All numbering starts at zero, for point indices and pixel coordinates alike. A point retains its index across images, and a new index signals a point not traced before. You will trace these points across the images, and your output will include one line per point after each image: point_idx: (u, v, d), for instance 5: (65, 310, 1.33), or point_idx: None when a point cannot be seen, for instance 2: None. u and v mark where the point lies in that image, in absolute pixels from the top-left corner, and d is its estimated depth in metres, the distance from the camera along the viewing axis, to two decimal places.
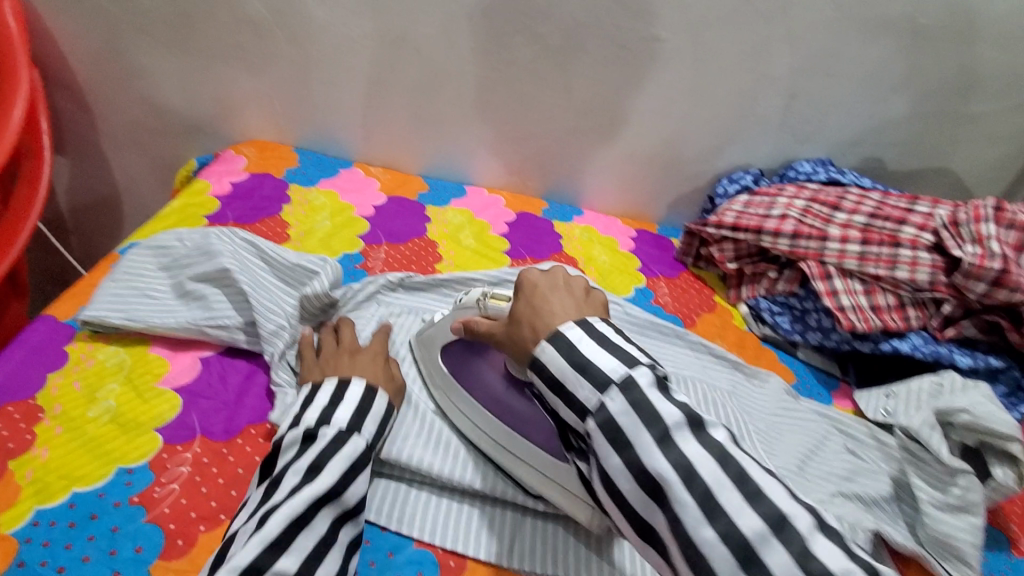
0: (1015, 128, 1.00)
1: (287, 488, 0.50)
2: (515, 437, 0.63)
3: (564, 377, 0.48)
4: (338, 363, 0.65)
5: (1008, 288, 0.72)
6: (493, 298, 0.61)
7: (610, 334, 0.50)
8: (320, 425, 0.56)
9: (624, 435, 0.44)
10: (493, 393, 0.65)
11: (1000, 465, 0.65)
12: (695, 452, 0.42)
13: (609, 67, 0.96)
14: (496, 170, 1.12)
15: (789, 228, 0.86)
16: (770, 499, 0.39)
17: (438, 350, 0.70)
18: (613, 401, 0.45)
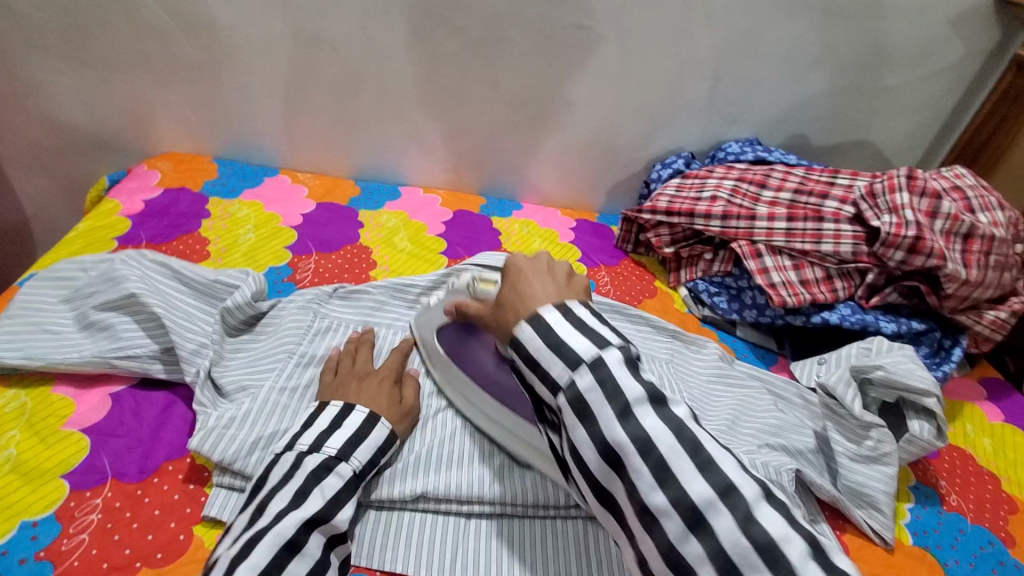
0: (927, 99, 1.04)
1: (273, 511, 0.48)
2: (508, 413, 0.62)
3: (535, 352, 0.44)
4: (346, 389, 0.63)
5: (924, 254, 0.74)
6: (481, 282, 0.68)
7: (589, 318, 0.46)
8: (311, 452, 0.54)
9: (586, 404, 0.42)
10: (484, 370, 0.64)
11: (918, 419, 0.67)
12: (653, 426, 0.40)
13: (534, 57, 0.95)
14: (430, 168, 1.09)
15: (719, 209, 0.87)
16: (720, 468, 0.38)
17: (436, 331, 0.71)
18: (583, 379, 0.42)
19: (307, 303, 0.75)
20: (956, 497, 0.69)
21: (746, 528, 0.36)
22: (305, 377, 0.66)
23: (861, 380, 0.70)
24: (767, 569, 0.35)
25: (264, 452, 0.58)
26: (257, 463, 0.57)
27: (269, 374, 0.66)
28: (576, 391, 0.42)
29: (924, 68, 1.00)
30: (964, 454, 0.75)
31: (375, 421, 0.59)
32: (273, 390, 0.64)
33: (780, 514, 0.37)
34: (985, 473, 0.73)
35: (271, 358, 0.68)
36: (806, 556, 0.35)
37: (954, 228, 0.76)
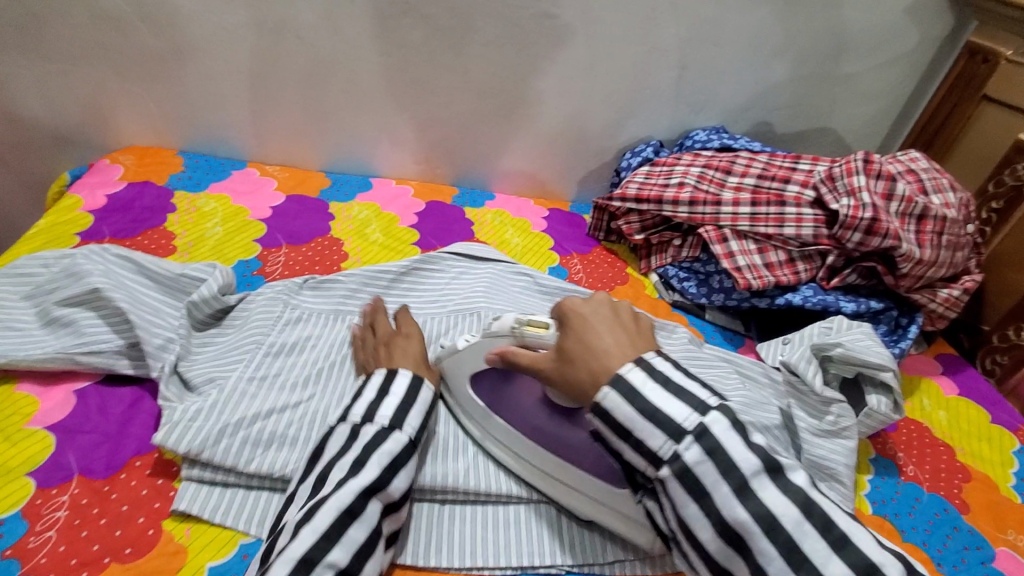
0: (884, 86, 1.07)
1: (334, 481, 0.50)
2: (565, 467, 0.57)
3: (627, 421, 0.46)
4: (378, 359, 0.63)
5: (880, 235, 0.77)
6: (530, 325, 0.56)
7: (673, 373, 0.48)
8: (364, 423, 0.54)
9: (694, 475, 0.44)
10: (533, 422, 0.58)
11: (876, 394, 0.70)
12: (776, 500, 0.42)
13: (503, 46, 0.95)
14: (402, 160, 1.09)
15: (686, 195, 0.89)
16: (857, 545, 0.41)
17: (468, 379, 0.62)
18: (688, 451, 0.44)
19: (277, 296, 0.75)
20: (913, 467, 0.72)
21: None
22: (276, 365, 0.66)
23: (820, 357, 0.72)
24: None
25: (231, 439, 0.57)
26: (224, 453, 0.56)
27: (235, 367, 0.65)
28: (682, 463, 0.44)
29: (881, 56, 1.03)
30: (920, 426, 0.79)
31: (421, 383, 0.59)
32: (240, 379, 0.63)
33: None
34: (940, 444, 0.76)
35: (240, 349, 0.68)
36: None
37: (908, 210, 0.79)
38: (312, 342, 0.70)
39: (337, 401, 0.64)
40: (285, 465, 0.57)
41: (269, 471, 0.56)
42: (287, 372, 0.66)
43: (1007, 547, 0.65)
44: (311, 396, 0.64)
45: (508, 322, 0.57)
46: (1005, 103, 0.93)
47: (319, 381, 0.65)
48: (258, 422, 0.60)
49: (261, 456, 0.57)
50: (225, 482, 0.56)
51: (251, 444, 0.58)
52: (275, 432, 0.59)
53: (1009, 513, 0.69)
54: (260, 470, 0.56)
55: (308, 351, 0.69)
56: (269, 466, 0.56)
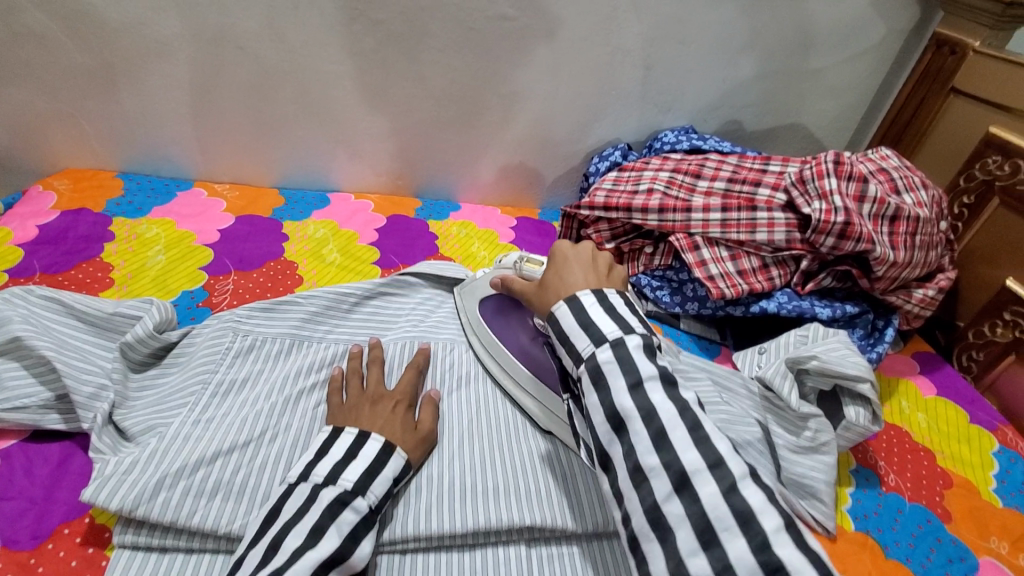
0: (853, 80, 1.05)
1: (287, 551, 0.45)
2: (532, 378, 0.67)
3: (567, 328, 0.50)
4: (359, 415, 0.59)
5: (853, 239, 0.74)
6: (528, 262, 0.69)
7: (620, 305, 0.50)
8: (326, 484, 0.51)
9: (602, 373, 0.46)
10: (519, 343, 0.70)
11: (854, 405, 0.68)
12: (660, 401, 0.44)
13: (459, 51, 0.90)
14: (361, 172, 1.04)
15: (655, 202, 0.86)
16: (714, 444, 0.41)
17: (478, 300, 0.77)
18: (603, 352, 0.47)
19: (224, 324, 0.69)
20: (894, 476, 0.71)
21: (727, 496, 0.39)
22: (225, 409, 0.61)
23: (796, 371, 0.70)
24: (741, 532, 0.38)
25: (171, 491, 0.52)
26: (163, 507, 0.51)
27: (178, 413, 0.60)
28: (596, 363, 0.47)
29: (849, 50, 1.01)
30: (899, 430, 0.77)
31: (392, 452, 0.56)
32: (183, 425, 0.58)
33: (764, 492, 0.39)
34: (920, 449, 0.75)
35: (183, 392, 0.62)
36: (777, 526, 0.37)
37: (881, 211, 0.77)
38: (263, 378, 0.65)
39: (290, 445, 0.59)
40: (232, 519, 0.51)
41: (215, 528, 0.51)
42: (235, 411, 0.61)
43: (990, 556, 0.64)
44: (261, 439, 0.58)
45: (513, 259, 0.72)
46: (973, 95, 0.91)
47: (273, 419, 0.61)
48: (201, 470, 0.54)
49: (204, 509, 0.52)
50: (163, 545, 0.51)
51: (194, 495, 0.52)
52: (221, 481, 0.54)
53: (991, 519, 0.68)
54: (206, 526, 0.50)
55: (258, 388, 0.64)
56: (214, 522, 0.51)
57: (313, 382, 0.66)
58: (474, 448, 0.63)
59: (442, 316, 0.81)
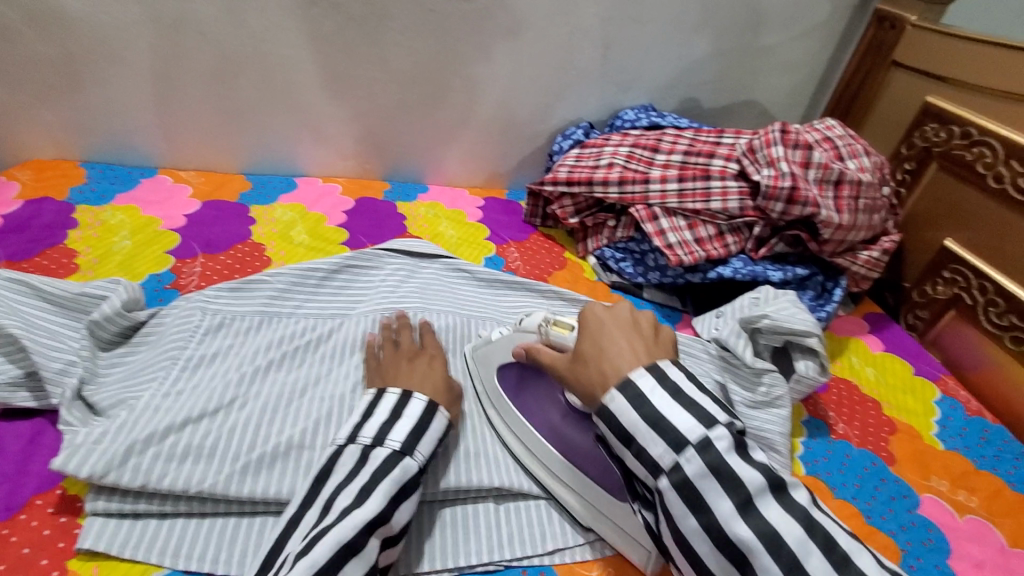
0: (803, 57, 1.09)
1: (337, 509, 0.48)
2: (569, 468, 0.59)
3: (629, 426, 0.47)
4: (393, 371, 0.63)
5: (800, 203, 0.79)
6: (556, 325, 0.60)
7: (685, 385, 0.48)
8: (375, 445, 0.53)
9: (697, 488, 0.44)
10: (550, 423, 0.61)
11: (804, 359, 0.71)
12: (780, 518, 0.42)
13: (422, 33, 0.92)
14: (327, 157, 1.05)
15: (615, 175, 0.89)
16: (857, 566, 0.40)
17: (494, 369, 0.66)
18: (688, 463, 0.44)
19: (193, 303, 0.70)
20: (843, 425, 0.75)
21: None
22: (195, 381, 0.62)
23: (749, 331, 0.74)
24: None
25: (141, 457, 0.54)
26: (133, 473, 0.53)
27: (147, 386, 0.61)
28: (682, 475, 0.44)
29: (797, 28, 1.05)
30: (849, 384, 0.82)
31: (433, 413, 0.57)
32: (153, 397, 0.59)
33: None
34: (868, 400, 0.79)
35: (152, 368, 0.63)
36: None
37: (826, 176, 0.81)
38: (234, 352, 0.67)
39: (260, 412, 0.61)
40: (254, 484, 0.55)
41: (240, 494, 0.54)
42: (207, 381, 0.62)
43: (931, 493, 0.68)
44: (231, 406, 0.60)
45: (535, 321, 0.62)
46: (912, 67, 0.96)
47: (240, 390, 0.62)
48: (171, 437, 0.56)
49: (175, 472, 0.54)
50: (151, 507, 0.53)
51: (164, 460, 0.54)
52: (191, 446, 0.56)
53: (934, 460, 0.72)
54: (174, 487, 0.53)
55: (227, 361, 0.65)
56: (184, 483, 0.53)
57: (280, 353, 0.67)
58: None
59: (415, 285, 0.81)
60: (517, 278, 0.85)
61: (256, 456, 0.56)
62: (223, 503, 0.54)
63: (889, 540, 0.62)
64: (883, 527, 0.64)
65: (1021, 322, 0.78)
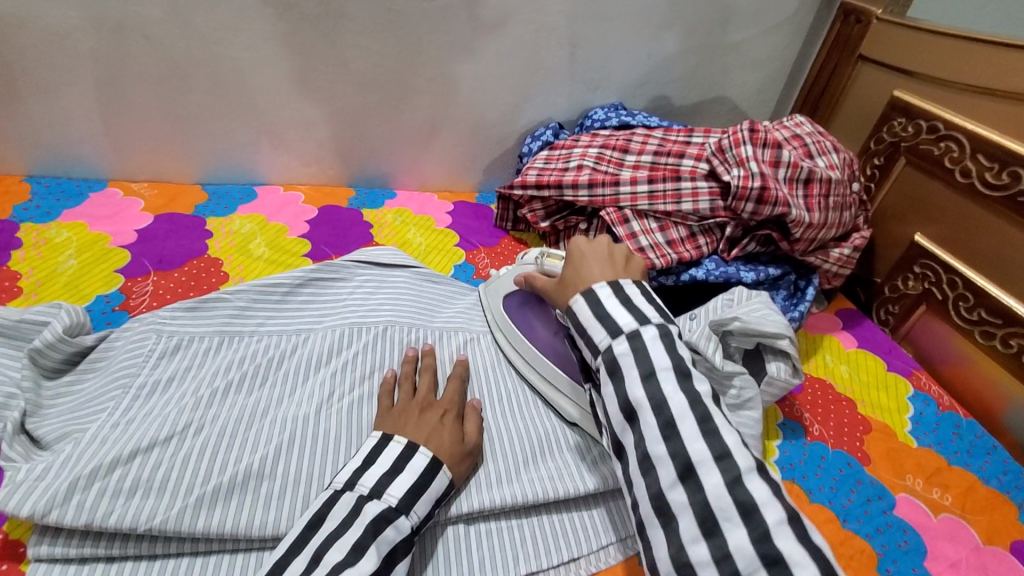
0: (772, 52, 1.08)
1: (326, 565, 0.45)
2: (555, 372, 0.67)
3: (584, 320, 0.51)
4: (406, 422, 0.58)
5: (770, 203, 0.77)
6: (549, 258, 0.71)
7: (637, 297, 0.52)
8: (369, 498, 0.50)
9: (616, 364, 0.47)
10: (540, 339, 0.70)
11: (775, 360, 0.71)
12: (671, 391, 0.44)
13: (381, 33, 0.88)
14: (288, 164, 1.01)
15: (585, 177, 0.87)
16: (721, 435, 0.42)
17: (502, 297, 0.77)
18: (619, 345, 0.48)
19: (147, 324, 0.66)
20: (818, 426, 0.75)
21: (732, 488, 0.40)
22: (146, 409, 0.58)
23: (718, 332, 0.71)
24: (742, 523, 0.38)
25: (85, 494, 0.50)
26: (77, 511, 0.49)
27: (95, 417, 0.57)
28: (612, 355, 0.48)
29: (766, 23, 1.03)
30: (823, 383, 0.81)
31: (437, 469, 0.54)
32: (101, 428, 0.55)
33: (769, 486, 0.40)
34: (842, 399, 0.79)
35: (102, 397, 0.59)
36: (781, 519, 0.38)
37: (795, 175, 0.81)
38: (190, 376, 0.63)
39: (218, 436, 0.57)
40: (242, 523, 0.51)
41: (228, 532, 0.50)
42: (163, 408, 0.59)
43: (906, 493, 0.68)
44: (185, 433, 0.57)
45: (534, 255, 0.76)
46: (879, 62, 0.96)
47: (197, 413, 0.59)
48: (119, 470, 0.52)
49: (124, 508, 0.50)
50: (107, 548, 0.49)
51: (111, 495, 0.50)
52: (141, 479, 0.52)
53: (907, 459, 0.72)
54: (122, 525, 0.49)
55: (184, 386, 0.62)
56: (132, 520, 0.49)
57: (240, 373, 0.64)
58: None
59: (385, 295, 0.78)
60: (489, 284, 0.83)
61: (214, 487, 0.52)
62: (178, 542, 0.51)
63: (866, 544, 0.62)
64: (860, 531, 0.63)
65: (991, 317, 0.78)
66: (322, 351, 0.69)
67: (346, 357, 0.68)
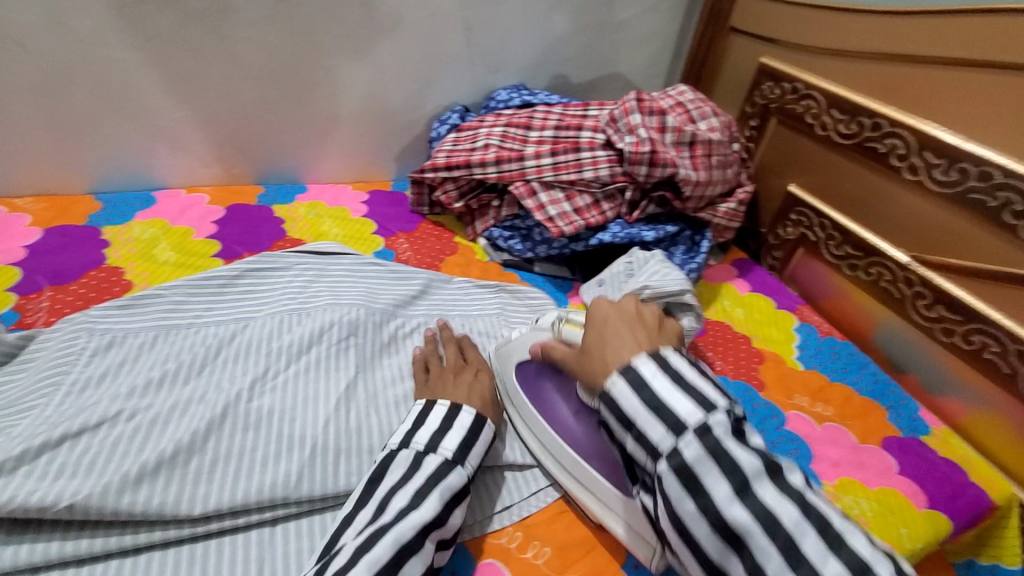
0: (656, 28, 1.16)
1: (394, 509, 0.49)
2: (582, 466, 0.59)
3: (630, 411, 0.50)
4: (442, 386, 0.63)
5: (661, 165, 0.85)
6: (569, 323, 0.64)
7: (683, 372, 0.52)
8: (427, 453, 0.55)
9: (694, 475, 0.46)
10: (562, 419, 0.63)
11: (687, 316, 0.77)
12: (774, 500, 0.45)
13: (274, 24, 0.87)
14: (188, 166, 0.98)
15: (491, 155, 0.90)
16: (850, 545, 0.43)
17: (515, 366, 0.67)
18: (688, 448, 0.47)
19: (78, 325, 0.64)
20: (719, 361, 0.83)
21: None
22: (80, 403, 0.56)
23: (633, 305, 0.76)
24: None
25: (11, 477, 0.48)
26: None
27: (26, 415, 0.55)
28: (681, 459, 0.47)
29: (647, 1, 1.11)
30: (723, 325, 0.90)
31: (482, 425, 0.59)
32: (31, 425, 0.53)
33: None
34: (739, 336, 0.88)
35: (30, 396, 0.57)
36: None
37: (680, 138, 0.88)
38: (125, 370, 0.61)
39: (150, 424, 0.56)
40: (180, 501, 0.51)
41: (157, 511, 0.50)
42: (101, 399, 0.57)
43: (796, 410, 0.77)
44: (117, 419, 0.56)
45: (549, 321, 0.66)
46: (747, 33, 1.07)
47: (136, 401, 0.58)
48: (46, 455, 0.51)
49: (49, 489, 0.49)
50: (33, 540, 0.48)
51: (36, 479, 0.49)
52: (68, 463, 0.51)
53: (795, 380, 0.82)
54: (42, 503, 0.47)
55: (120, 380, 0.60)
56: (55, 498, 0.48)
57: (177, 364, 0.62)
58: (349, 413, 0.62)
59: (325, 284, 0.78)
60: (439, 275, 0.85)
61: (142, 463, 0.52)
62: (111, 527, 0.50)
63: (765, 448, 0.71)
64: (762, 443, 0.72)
65: (854, 251, 0.90)
66: (262, 337, 0.68)
67: (288, 338, 0.67)
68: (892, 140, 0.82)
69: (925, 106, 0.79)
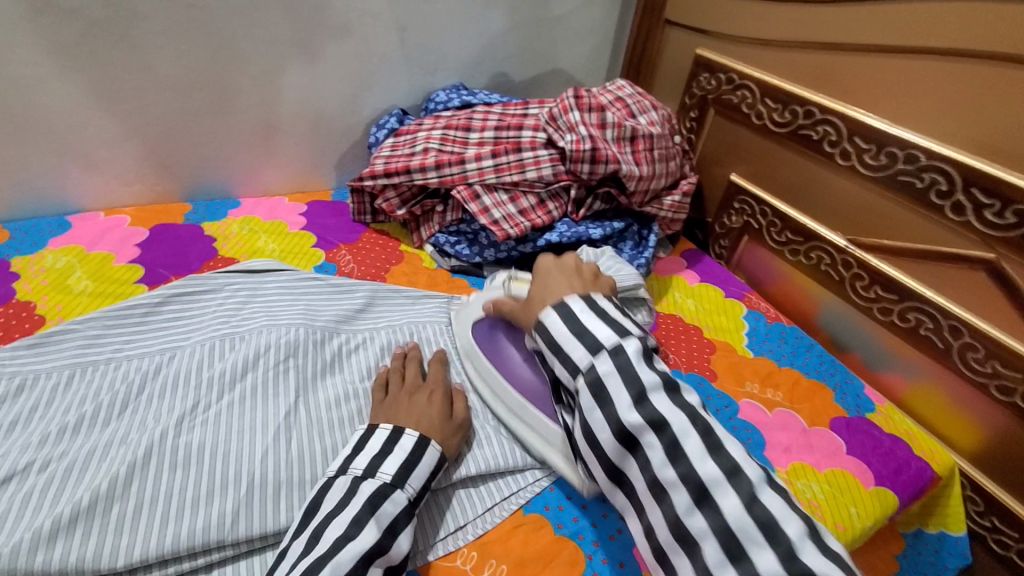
0: (594, 23, 1.15)
1: (328, 541, 0.47)
2: (526, 407, 0.65)
3: (561, 337, 0.56)
4: (398, 409, 0.60)
5: (603, 162, 0.84)
6: (516, 281, 0.76)
7: (610, 311, 0.58)
8: (365, 477, 0.52)
9: (604, 385, 0.52)
10: (510, 362, 0.68)
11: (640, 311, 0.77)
12: (667, 409, 0.49)
13: (188, 30, 0.81)
14: (106, 186, 0.91)
15: (431, 160, 0.88)
16: (726, 451, 0.47)
17: (471, 324, 0.73)
18: (602, 363, 0.53)
19: None
20: (673, 355, 0.83)
21: (750, 506, 0.44)
22: None
23: None
24: (768, 544, 0.43)
25: None
26: None
27: None
28: (596, 373, 0.52)
29: None
30: (674, 318, 0.91)
31: (425, 446, 0.56)
32: None
33: (781, 497, 0.45)
34: (691, 328, 0.89)
35: None
36: (801, 532, 0.43)
37: (621, 134, 0.88)
38: (37, 416, 0.56)
39: (67, 471, 0.52)
40: (100, 554, 0.47)
41: (75, 567, 0.46)
42: (9, 450, 0.52)
43: (747, 397, 0.78)
44: (28, 471, 0.51)
45: (501, 281, 0.77)
46: (681, 25, 1.08)
47: (49, 448, 0.53)
48: None
49: None
50: None
51: None
52: None
53: (747, 367, 0.83)
54: None
55: (32, 427, 0.55)
56: None
57: (95, 406, 0.58)
58: (289, 441, 0.59)
59: (260, 305, 0.73)
60: (391, 287, 0.82)
61: (55, 517, 0.48)
62: None
63: None
64: None
65: (795, 236, 0.92)
66: (191, 368, 0.63)
67: (219, 367, 0.63)
68: (824, 127, 0.84)
69: (852, 92, 0.81)
